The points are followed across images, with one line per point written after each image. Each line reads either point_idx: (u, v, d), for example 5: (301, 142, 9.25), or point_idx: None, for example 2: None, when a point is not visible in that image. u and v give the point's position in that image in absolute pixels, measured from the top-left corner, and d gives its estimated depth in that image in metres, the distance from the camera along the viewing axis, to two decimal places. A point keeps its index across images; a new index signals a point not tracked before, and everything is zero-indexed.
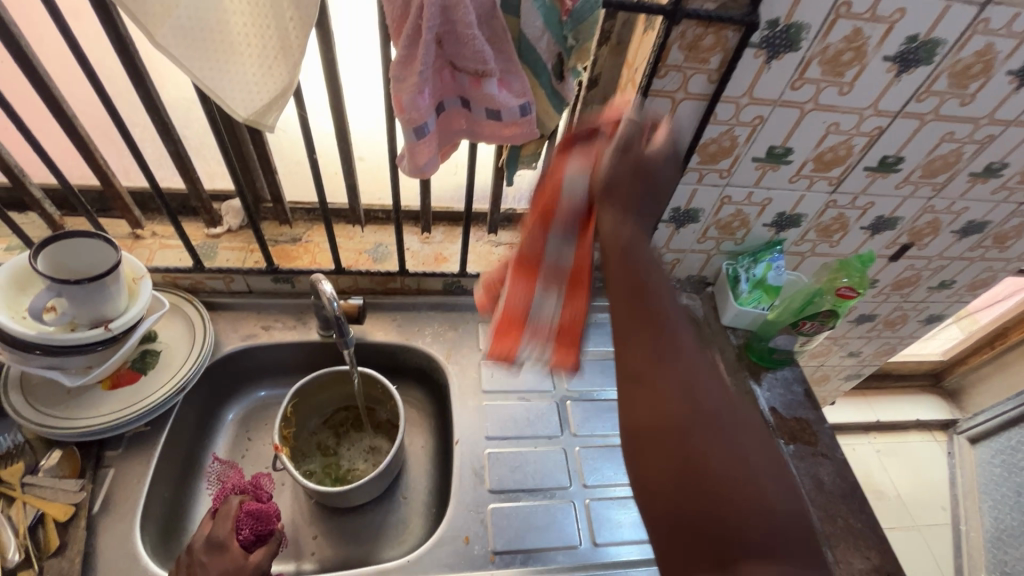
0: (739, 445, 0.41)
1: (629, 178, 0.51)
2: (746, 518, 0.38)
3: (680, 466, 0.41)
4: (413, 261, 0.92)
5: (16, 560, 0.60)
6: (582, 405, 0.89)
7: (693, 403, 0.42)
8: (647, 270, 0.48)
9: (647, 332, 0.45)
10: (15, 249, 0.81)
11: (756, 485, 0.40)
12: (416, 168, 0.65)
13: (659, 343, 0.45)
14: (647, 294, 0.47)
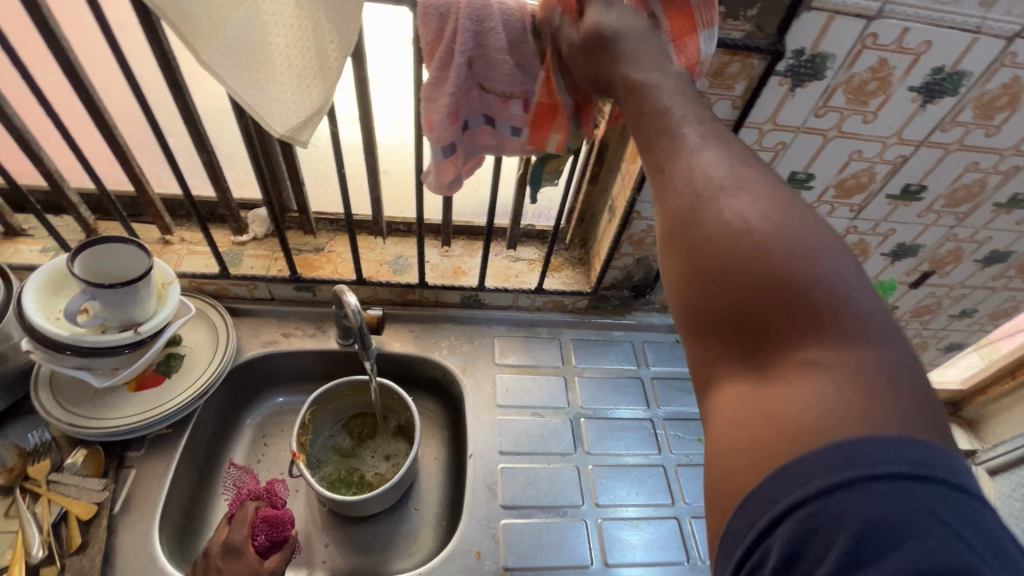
0: (776, 223, 0.38)
1: None
2: (778, 293, 0.36)
3: (713, 262, 0.39)
4: (433, 274, 0.93)
5: (40, 556, 0.62)
6: (596, 423, 0.89)
7: (725, 197, 0.40)
8: (665, 102, 0.47)
9: (668, 149, 0.44)
10: (51, 251, 0.84)
11: (800, 264, 0.36)
12: (442, 185, 0.66)
13: (684, 155, 0.43)
14: (665, 123, 0.45)
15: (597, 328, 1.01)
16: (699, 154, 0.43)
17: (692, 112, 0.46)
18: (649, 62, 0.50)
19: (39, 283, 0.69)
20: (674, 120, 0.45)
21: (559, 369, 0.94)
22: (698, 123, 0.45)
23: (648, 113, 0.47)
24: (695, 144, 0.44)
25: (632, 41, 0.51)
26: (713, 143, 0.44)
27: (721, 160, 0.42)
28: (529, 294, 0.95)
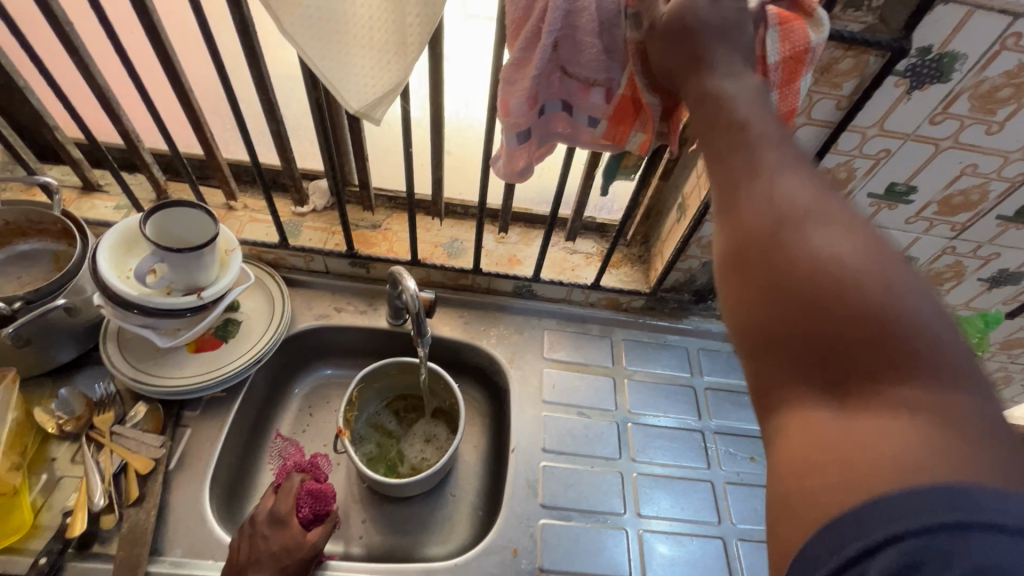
0: (868, 257, 0.35)
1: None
2: (871, 327, 0.32)
3: (794, 294, 0.35)
4: (487, 261, 0.91)
5: (100, 504, 0.64)
6: (643, 429, 0.86)
7: (811, 227, 0.37)
8: (751, 119, 0.43)
9: (750, 172, 0.41)
10: (124, 208, 0.87)
11: (893, 302, 0.33)
12: (511, 173, 0.63)
13: (766, 178, 0.40)
14: (747, 141, 0.42)
15: (651, 330, 0.96)
16: (785, 179, 0.40)
17: (779, 132, 0.43)
18: (733, 77, 0.47)
19: (112, 241, 0.70)
20: (758, 139, 0.42)
21: (608, 369, 0.91)
22: (784, 147, 0.42)
23: (729, 130, 0.43)
24: (779, 166, 0.40)
25: (716, 55, 0.47)
26: (800, 169, 0.40)
27: (808, 188, 0.39)
28: (584, 290, 0.92)
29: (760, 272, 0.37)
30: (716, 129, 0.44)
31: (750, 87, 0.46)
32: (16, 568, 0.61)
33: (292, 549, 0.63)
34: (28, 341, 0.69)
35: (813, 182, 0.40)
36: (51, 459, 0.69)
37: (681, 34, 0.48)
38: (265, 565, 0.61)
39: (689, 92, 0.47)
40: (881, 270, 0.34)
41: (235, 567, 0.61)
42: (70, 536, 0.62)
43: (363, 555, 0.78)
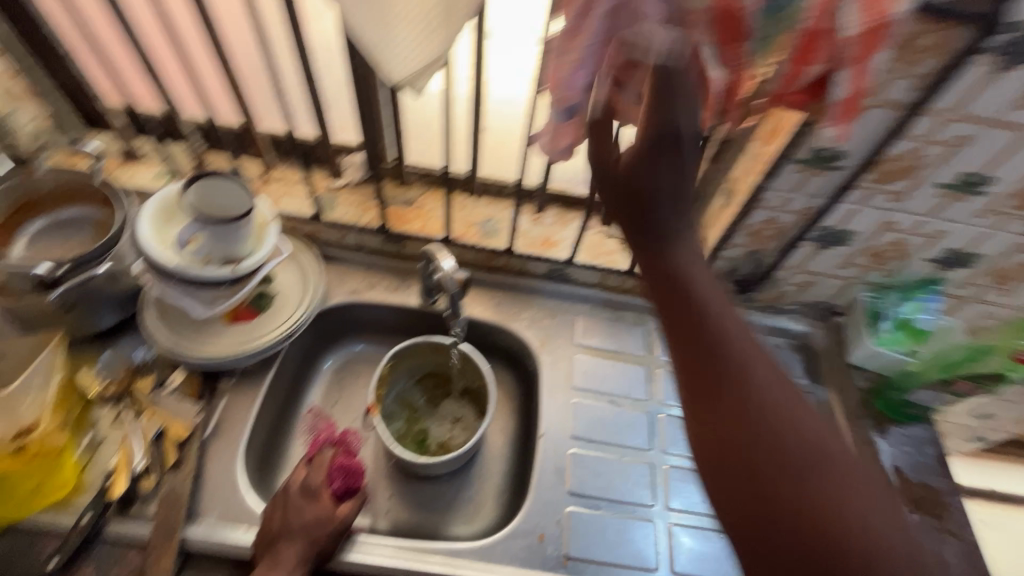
0: (846, 486, 0.41)
1: (656, 166, 0.52)
2: (856, 548, 0.39)
3: (766, 488, 0.41)
4: (521, 242, 0.89)
5: (140, 468, 0.66)
6: (676, 421, 0.84)
7: (775, 422, 0.42)
8: (709, 301, 0.48)
9: (718, 363, 0.45)
10: (164, 176, 0.87)
11: (869, 523, 0.39)
12: (554, 151, 0.61)
13: (734, 366, 0.44)
14: (713, 328, 0.46)
15: None
16: (750, 367, 0.45)
17: (734, 313, 0.48)
18: (684, 251, 0.51)
19: (153, 209, 0.71)
20: (718, 320, 0.47)
21: (641, 357, 0.89)
22: (741, 327, 0.47)
23: (694, 314, 0.47)
24: (744, 347, 0.45)
25: (667, 215, 0.52)
26: (756, 353, 0.46)
27: (767, 372, 0.45)
28: (620, 275, 0.89)
29: (749, 487, 0.41)
30: (676, 308, 0.48)
31: (702, 265, 0.51)
32: (62, 523, 0.63)
33: (323, 523, 0.63)
34: (72, 306, 0.70)
35: (770, 367, 0.45)
36: (93, 422, 0.70)
37: (630, 195, 0.53)
38: (296, 536, 0.61)
39: (646, 266, 0.52)
40: (844, 487, 0.41)
41: (268, 537, 0.62)
42: (111, 498, 0.63)
43: (389, 530, 0.79)
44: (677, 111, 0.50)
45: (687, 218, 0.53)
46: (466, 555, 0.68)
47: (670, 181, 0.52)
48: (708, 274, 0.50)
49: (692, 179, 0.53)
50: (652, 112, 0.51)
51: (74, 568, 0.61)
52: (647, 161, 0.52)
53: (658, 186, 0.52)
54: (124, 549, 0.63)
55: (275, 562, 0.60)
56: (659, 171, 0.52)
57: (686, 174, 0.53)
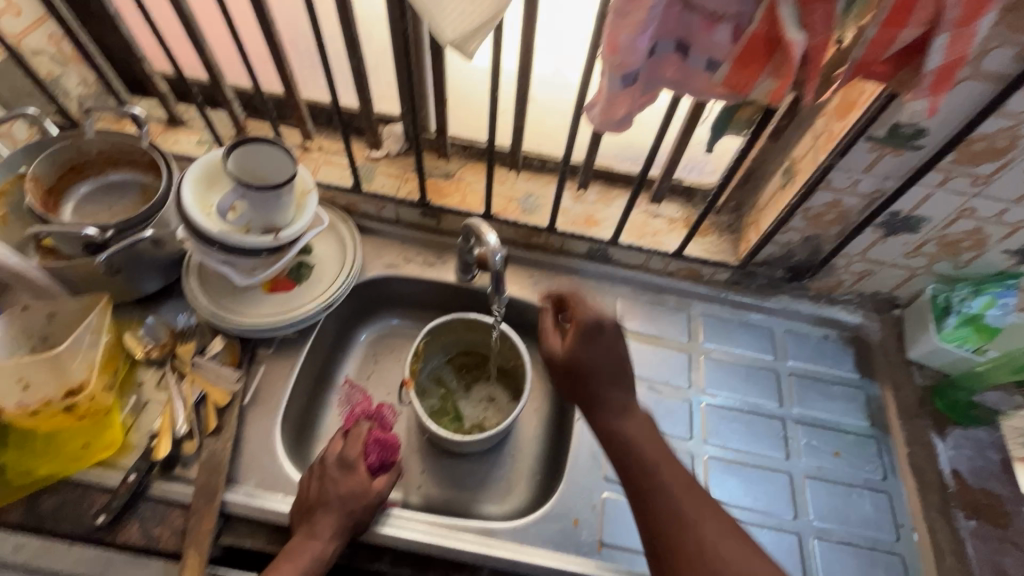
0: None
1: (593, 353, 0.62)
2: None
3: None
4: (563, 219, 0.85)
5: (182, 431, 0.66)
6: (717, 411, 0.81)
7: (700, 538, 0.53)
8: (643, 445, 0.59)
9: (650, 497, 0.56)
10: (205, 143, 0.87)
11: None
12: (608, 121, 0.57)
13: (664, 503, 0.55)
14: (656, 489, 0.56)
15: (733, 307, 0.89)
16: (673, 499, 0.55)
17: (665, 455, 0.59)
18: (618, 389, 0.62)
19: (195, 176, 0.70)
20: (650, 462, 0.58)
21: (683, 344, 0.86)
22: (667, 460, 0.58)
23: (636, 472, 0.58)
24: (670, 490, 0.56)
25: (611, 390, 0.61)
26: (681, 483, 0.57)
27: (689, 498, 0.56)
28: (665, 257, 0.86)
29: None
30: (622, 462, 0.59)
31: (636, 417, 0.61)
32: (109, 481, 0.64)
33: (358, 496, 0.63)
34: (119, 270, 0.71)
35: (690, 490, 0.56)
36: (138, 383, 0.71)
37: (574, 378, 0.62)
38: (332, 507, 0.61)
39: (598, 432, 0.61)
40: None
41: (305, 505, 0.62)
42: (155, 459, 0.64)
43: (421, 505, 0.79)
44: (597, 353, 0.62)
45: (618, 378, 0.62)
46: (499, 535, 0.68)
47: (611, 356, 0.62)
48: (640, 421, 0.61)
49: (621, 352, 0.63)
50: (578, 346, 0.62)
51: (121, 525, 0.62)
52: (584, 348, 0.62)
53: (596, 368, 0.62)
54: (168, 509, 0.63)
55: (312, 531, 0.60)
56: (595, 354, 0.62)
57: (620, 343, 0.63)
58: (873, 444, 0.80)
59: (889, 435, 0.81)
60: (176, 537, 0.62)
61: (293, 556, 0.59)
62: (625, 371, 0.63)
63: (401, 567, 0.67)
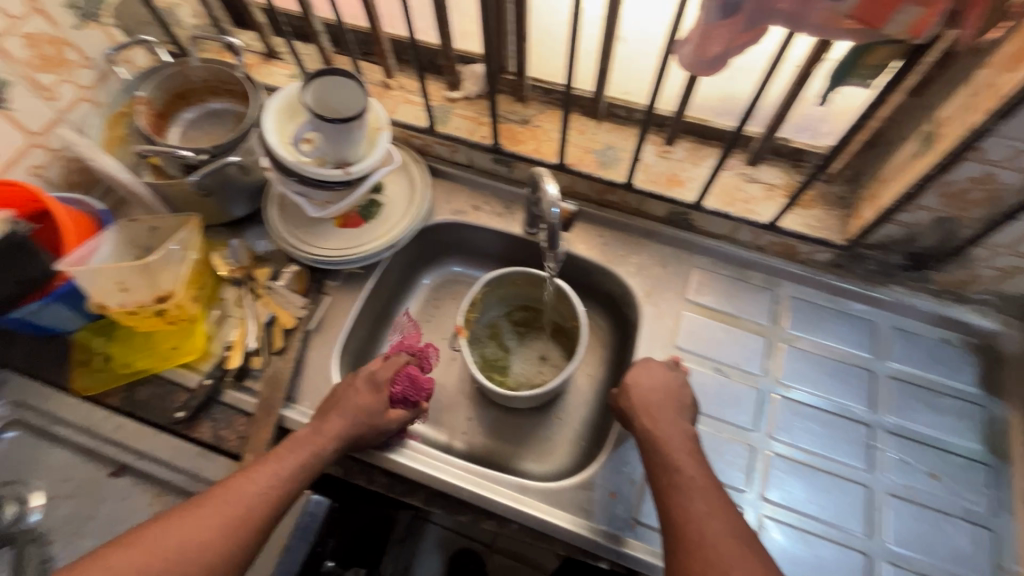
0: None
1: (648, 378, 0.65)
2: None
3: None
4: (643, 176, 0.78)
5: (252, 347, 0.72)
6: (791, 406, 0.72)
7: (709, 540, 0.50)
8: (676, 453, 0.58)
9: (671, 496, 0.55)
10: (296, 77, 0.89)
11: None
12: (699, 61, 0.50)
13: (679, 503, 0.53)
14: (676, 486, 0.55)
15: (830, 293, 0.78)
16: (691, 500, 0.53)
17: (702, 467, 0.57)
18: (669, 403, 0.63)
19: (277, 107, 0.72)
20: (680, 464, 0.57)
21: (763, 328, 0.77)
22: (701, 470, 0.57)
23: (661, 472, 0.57)
24: (691, 491, 0.54)
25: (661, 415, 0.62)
26: (705, 490, 0.54)
27: (705, 500, 0.53)
28: (756, 229, 0.76)
29: None
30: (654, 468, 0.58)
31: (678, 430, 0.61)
32: (190, 382, 0.71)
33: (370, 419, 0.63)
34: (209, 193, 0.76)
35: (714, 499, 0.53)
36: (221, 299, 0.78)
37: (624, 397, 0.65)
38: (346, 412, 0.63)
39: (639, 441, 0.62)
40: None
41: (328, 404, 0.64)
42: (228, 368, 0.71)
43: (464, 451, 0.80)
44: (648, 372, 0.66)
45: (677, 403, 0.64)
46: (533, 494, 0.67)
47: (658, 377, 0.66)
48: (684, 436, 0.60)
49: (674, 380, 0.66)
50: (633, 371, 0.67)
51: (196, 422, 0.69)
52: (639, 370, 0.66)
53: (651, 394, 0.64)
54: (235, 416, 0.70)
55: (317, 431, 0.61)
56: (649, 379, 0.65)
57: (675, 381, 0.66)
58: (984, 473, 0.68)
59: (1009, 465, 0.68)
60: (239, 442, 0.68)
61: (295, 448, 0.59)
62: (677, 394, 0.65)
63: (433, 505, 0.68)
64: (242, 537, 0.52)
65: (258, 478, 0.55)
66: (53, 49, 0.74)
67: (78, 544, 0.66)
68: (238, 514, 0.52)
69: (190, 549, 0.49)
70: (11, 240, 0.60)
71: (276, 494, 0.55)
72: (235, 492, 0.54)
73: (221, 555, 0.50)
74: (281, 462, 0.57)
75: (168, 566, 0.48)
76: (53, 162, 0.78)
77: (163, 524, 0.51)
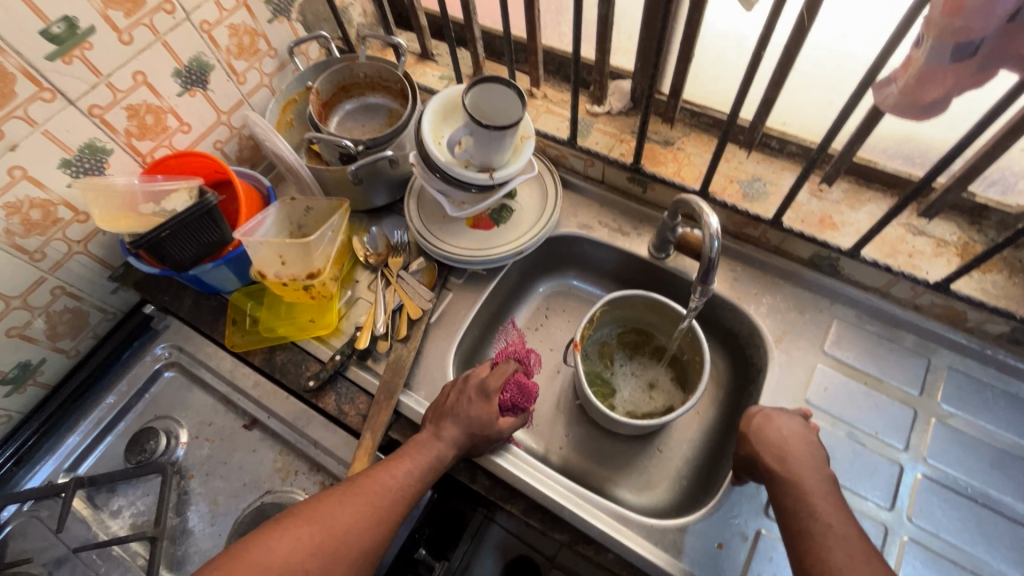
0: None
1: (779, 428, 0.60)
2: None
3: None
4: (792, 214, 0.73)
5: (380, 331, 0.76)
6: (937, 490, 0.64)
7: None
8: (812, 498, 0.54)
9: (805, 543, 0.51)
10: (446, 79, 0.93)
11: None
12: (909, 104, 0.46)
13: (817, 553, 0.50)
14: (812, 534, 0.51)
15: (997, 370, 0.69)
16: (830, 551, 0.50)
17: (844, 516, 0.52)
18: (805, 447, 0.59)
19: (435, 108, 0.75)
20: (817, 510, 0.53)
21: (910, 397, 0.69)
22: (842, 518, 0.52)
23: (792, 517, 0.54)
24: (829, 542, 0.50)
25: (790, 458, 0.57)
26: (849, 543, 0.50)
27: (847, 551, 0.49)
28: (918, 286, 0.69)
29: None
30: (786, 516, 0.54)
31: (816, 473, 0.56)
32: (322, 354, 0.76)
33: (486, 424, 0.64)
34: (361, 181, 0.81)
35: (858, 552, 0.49)
36: (355, 281, 0.83)
37: (747, 436, 0.61)
38: (459, 421, 0.64)
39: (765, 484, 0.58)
40: None
41: (440, 409, 0.66)
42: (356, 347, 0.75)
43: (559, 466, 0.79)
44: (776, 414, 0.61)
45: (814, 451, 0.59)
46: (635, 527, 0.64)
47: (789, 423, 0.61)
48: (825, 483, 0.55)
49: (804, 430, 0.61)
50: (758, 415, 0.62)
51: (323, 392, 0.74)
52: (769, 413, 0.62)
53: (780, 434, 0.59)
54: (357, 393, 0.74)
55: (437, 433, 0.63)
56: (783, 425, 0.60)
57: (805, 430, 0.61)
58: None
59: None
60: (358, 418, 0.72)
61: (422, 447, 0.62)
62: (813, 441, 0.59)
63: (530, 517, 0.67)
64: (389, 525, 0.56)
65: (398, 474, 0.59)
66: (249, 39, 0.82)
67: (211, 484, 0.73)
68: (385, 503, 0.57)
69: (351, 531, 0.54)
70: (202, 207, 0.66)
71: (412, 490, 0.59)
72: (379, 483, 0.58)
73: (375, 540, 0.55)
74: (415, 460, 0.61)
75: (335, 545, 0.52)
76: (232, 138, 0.88)
77: (324, 505, 0.55)
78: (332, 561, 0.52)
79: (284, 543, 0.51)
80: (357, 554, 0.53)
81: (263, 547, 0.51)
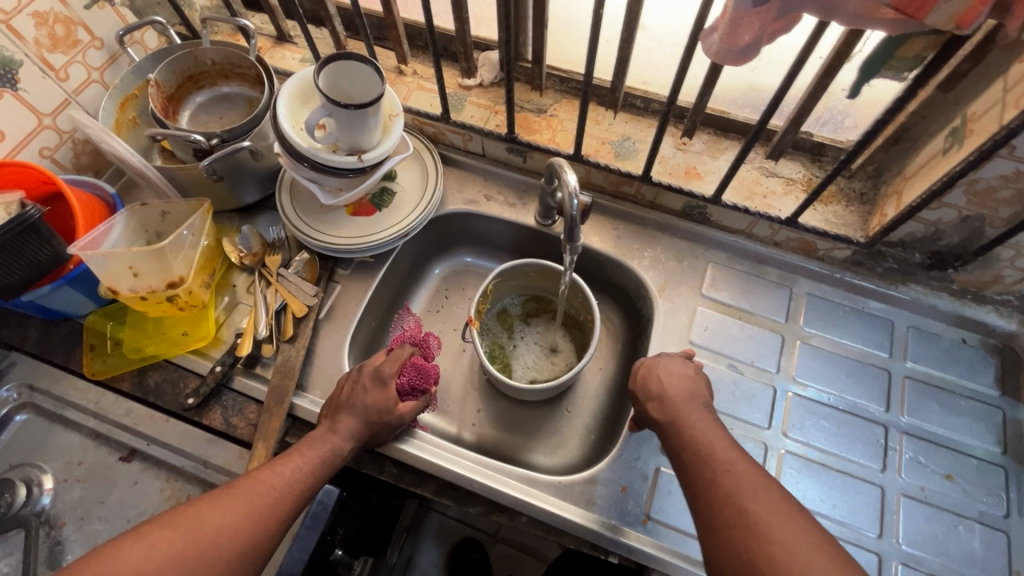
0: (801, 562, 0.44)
1: (664, 377, 0.63)
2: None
3: (724, 545, 0.48)
4: (660, 168, 0.77)
5: (263, 334, 0.71)
6: (805, 404, 0.71)
7: (723, 493, 0.51)
8: (685, 430, 0.58)
9: (688, 467, 0.55)
10: (308, 62, 0.87)
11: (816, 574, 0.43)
12: (728, 51, 0.50)
13: (693, 472, 0.54)
14: (690, 457, 0.55)
15: (847, 290, 0.78)
16: (704, 468, 0.53)
17: (715, 435, 0.57)
18: (685, 388, 0.62)
19: (290, 91, 0.71)
20: (692, 438, 0.57)
21: (778, 325, 0.76)
22: (713, 436, 0.56)
23: (676, 445, 0.57)
24: (703, 461, 0.54)
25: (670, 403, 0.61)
26: (715, 457, 0.54)
27: (711, 467, 0.53)
28: (774, 224, 0.75)
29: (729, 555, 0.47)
30: (673, 439, 0.58)
31: (693, 411, 0.60)
32: (201, 368, 0.71)
33: (383, 412, 0.62)
34: (222, 177, 0.75)
35: (727, 462, 0.53)
36: (231, 286, 0.78)
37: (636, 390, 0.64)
38: (356, 412, 0.62)
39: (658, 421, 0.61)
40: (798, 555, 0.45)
41: (335, 402, 0.64)
42: (238, 355, 0.70)
43: (473, 442, 0.79)
44: (661, 361, 0.65)
45: (698, 391, 0.63)
46: (543, 487, 0.66)
47: (675, 368, 0.65)
48: (706, 417, 0.59)
49: (684, 369, 0.65)
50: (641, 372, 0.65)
51: (207, 408, 0.69)
52: (655, 361, 0.65)
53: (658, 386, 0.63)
54: (245, 403, 0.69)
55: (333, 427, 0.61)
56: (663, 373, 0.64)
57: (686, 367, 0.65)
58: (999, 473, 0.67)
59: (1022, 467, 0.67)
60: (249, 429, 0.68)
61: (314, 443, 0.60)
62: (693, 382, 0.64)
63: (443, 497, 0.67)
64: (268, 525, 0.53)
65: (284, 472, 0.56)
66: (63, 29, 0.72)
67: (89, 528, 0.66)
68: (267, 502, 0.53)
69: (221, 533, 0.50)
70: (19, 221, 0.58)
71: (299, 490, 0.56)
72: (262, 483, 0.54)
73: (251, 540, 0.51)
74: (304, 457, 0.58)
75: (202, 547, 0.49)
76: (63, 144, 0.77)
77: (193, 509, 0.51)
78: (196, 563, 0.48)
79: (138, 551, 0.47)
80: (227, 559, 0.49)
81: (113, 554, 0.46)
